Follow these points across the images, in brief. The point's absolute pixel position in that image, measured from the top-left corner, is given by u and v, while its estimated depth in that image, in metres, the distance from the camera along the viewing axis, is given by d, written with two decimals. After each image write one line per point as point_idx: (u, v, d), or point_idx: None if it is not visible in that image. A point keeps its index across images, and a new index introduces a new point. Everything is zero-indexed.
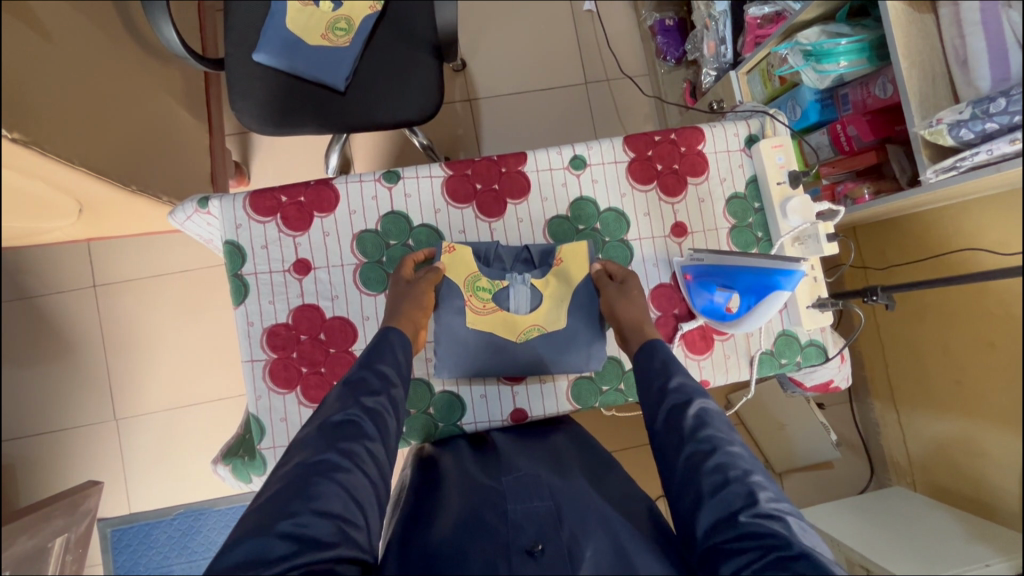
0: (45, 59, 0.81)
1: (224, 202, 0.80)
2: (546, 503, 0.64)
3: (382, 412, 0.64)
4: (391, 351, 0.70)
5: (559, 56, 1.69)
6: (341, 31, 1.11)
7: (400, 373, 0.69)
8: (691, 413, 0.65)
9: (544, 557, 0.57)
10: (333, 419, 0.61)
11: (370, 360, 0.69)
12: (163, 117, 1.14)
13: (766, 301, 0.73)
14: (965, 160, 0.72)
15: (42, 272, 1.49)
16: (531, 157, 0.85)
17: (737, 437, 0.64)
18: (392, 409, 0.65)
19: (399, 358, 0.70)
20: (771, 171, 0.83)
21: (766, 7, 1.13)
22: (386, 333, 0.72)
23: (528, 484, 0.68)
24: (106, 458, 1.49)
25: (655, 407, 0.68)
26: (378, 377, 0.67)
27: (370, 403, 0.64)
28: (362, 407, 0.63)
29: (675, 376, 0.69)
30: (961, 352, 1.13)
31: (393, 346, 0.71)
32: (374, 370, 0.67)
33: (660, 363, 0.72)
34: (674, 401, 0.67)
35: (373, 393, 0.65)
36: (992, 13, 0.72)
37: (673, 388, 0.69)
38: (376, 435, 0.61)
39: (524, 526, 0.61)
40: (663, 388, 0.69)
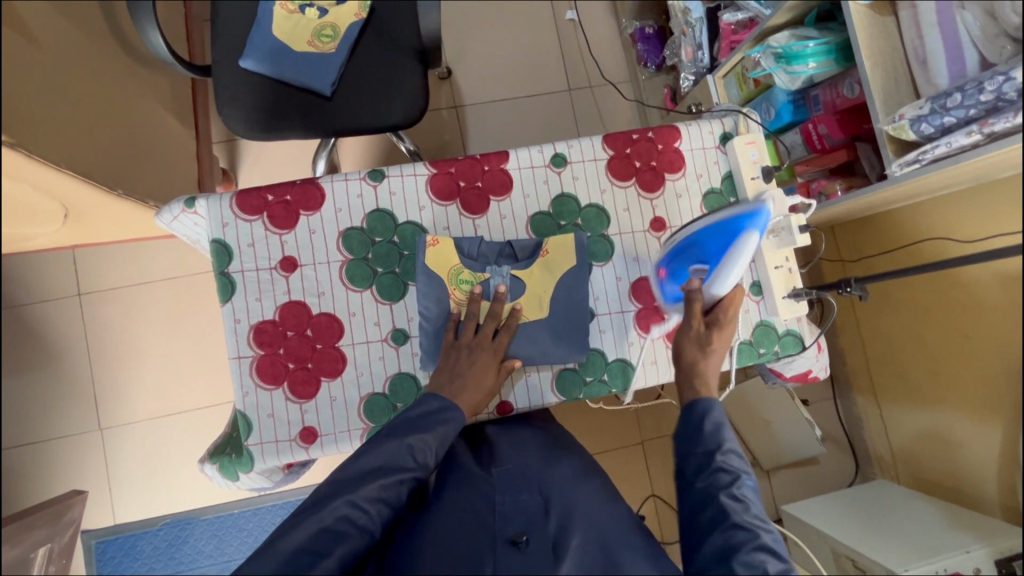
0: (30, 64, 0.82)
1: (211, 203, 0.78)
2: (535, 497, 0.68)
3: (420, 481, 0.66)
4: (447, 426, 0.69)
5: (543, 64, 1.73)
6: (327, 37, 1.13)
7: (437, 455, 0.68)
8: (733, 491, 0.65)
9: (529, 548, 0.61)
10: (370, 476, 0.63)
11: (426, 428, 0.68)
12: (151, 123, 1.15)
13: (730, 257, 0.74)
14: (927, 153, 0.75)
15: (26, 281, 1.49)
16: (513, 155, 0.84)
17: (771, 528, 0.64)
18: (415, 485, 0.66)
19: (449, 436, 0.69)
20: (745, 166, 0.85)
21: (739, 14, 1.17)
22: (449, 412, 0.70)
23: (517, 476, 0.71)
24: (91, 468, 1.48)
25: (697, 470, 0.69)
26: (427, 449, 0.67)
27: (411, 475, 0.65)
28: (390, 482, 0.64)
29: (727, 444, 0.69)
30: (941, 353, 1.16)
31: (438, 424, 0.69)
32: (414, 446, 0.66)
33: (710, 427, 0.71)
34: (720, 475, 0.67)
35: (404, 470, 0.65)
36: (947, 15, 0.76)
37: (718, 459, 0.68)
38: (390, 509, 0.63)
39: (511, 518, 0.65)
40: (709, 454, 0.69)
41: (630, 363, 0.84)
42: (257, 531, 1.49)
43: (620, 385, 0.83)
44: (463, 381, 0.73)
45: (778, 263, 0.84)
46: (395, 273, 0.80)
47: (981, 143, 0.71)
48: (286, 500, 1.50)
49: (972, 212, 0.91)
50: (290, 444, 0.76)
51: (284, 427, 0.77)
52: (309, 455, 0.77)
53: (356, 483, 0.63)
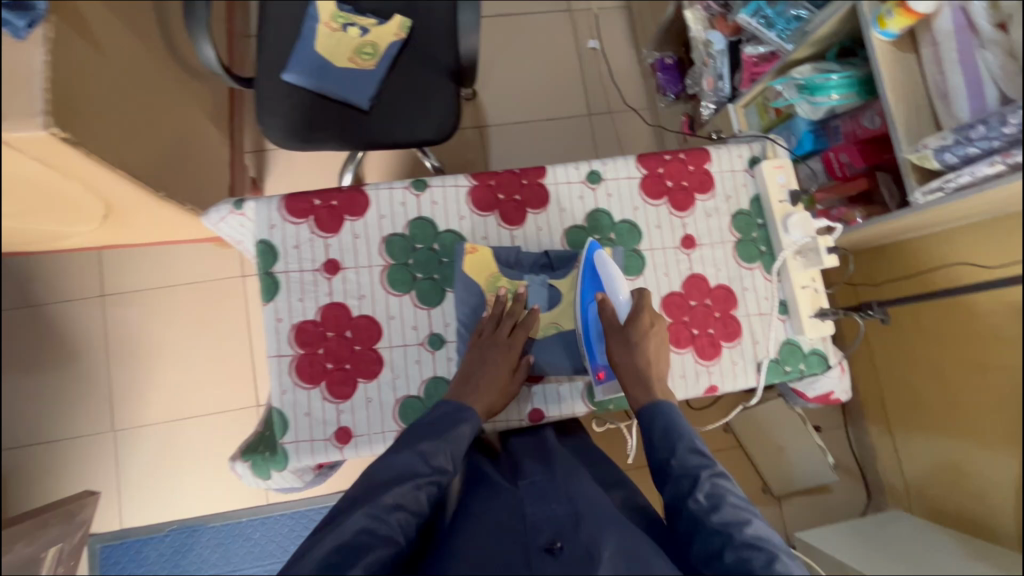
0: (94, 69, 0.86)
1: (260, 205, 0.81)
2: (564, 507, 0.65)
3: (438, 489, 0.65)
4: (459, 428, 0.69)
5: (565, 89, 1.79)
6: (366, 54, 1.18)
7: (453, 461, 0.67)
8: (702, 490, 0.62)
9: (563, 556, 0.58)
10: (388, 483, 0.62)
11: (439, 433, 0.68)
12: (193, 130, 1.19)
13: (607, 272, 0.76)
14: (951, 181, 0.78)
15: (52, 282, 1.52)
16: (550, 171, 0.87)
17: (755, 513, 0.60)
18: (434, 493, 0.64)
19: (462, 438, 0.69)
20: (773, 190, 0.88)
21: (761, 47, 1.23)
22: (463, 411, 0.71)
23: (544, 489, 0.69)
24: (101, 470, 1.47)
25: (665, 483, 0.66)
26: (441, 454, 0.66)
27: (428, 478, 0.64)
28: (409, 487, 0.62)
29: (677, 445, 0.67)
30: (958, 385, 1.18)
31: (451, 427, 0.69)
32: (429, 453, 0.66)
33: (659, 433, 0.69)
34: (680, 479, 0.65)
35: (422, 476, 0.64)
36: (969, 54, 0.80)
37: (676, 463, 0.66)
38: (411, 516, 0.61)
39: (542, 528, 0.63)
40: (666, 462, 0.67)
41: None
42: (263, 540, 1.47)
43: None
44: (477, 383, 0.74)
45: (804, 283, 0.86)
46: (435, 279, 0.82)
47: (1005, 172, 0.74)
48: (295, 510, 1.49)
49: (983, 245, 0.97)
50: (325, 444, 0.77)
51: (319, 426, 0.78)
52: (343, 456, 0.78)
53: (374, 493, 0.61)
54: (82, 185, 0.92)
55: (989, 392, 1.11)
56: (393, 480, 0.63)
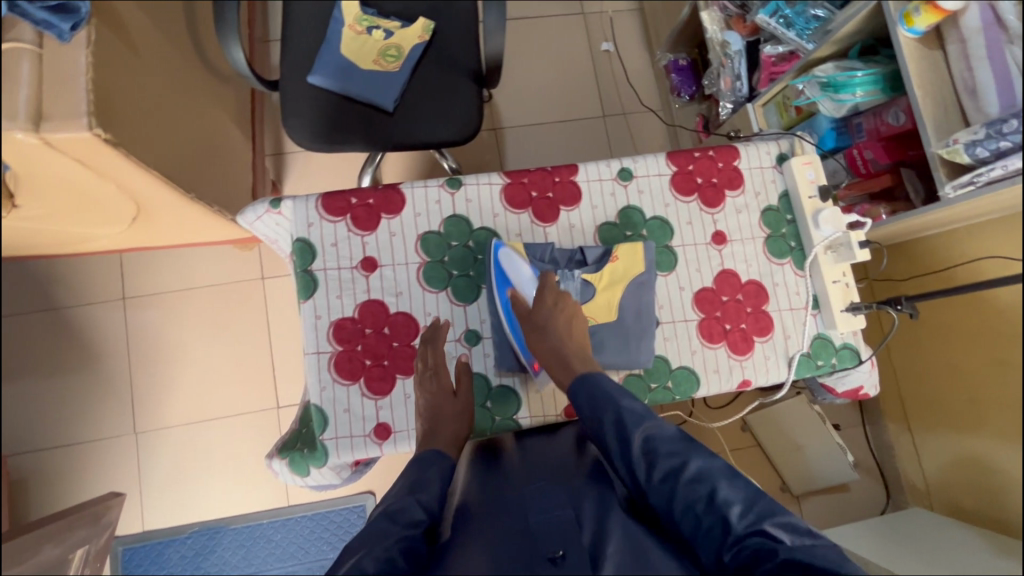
0: (132, 71, 0.87)
1: (298, 203, 0.82)
2: (567, 511, 0.61)
3: (417, 550, 0.57)
4: (428, 473, 0.65)
5: (579, 91, 1.80)
6: (391, 57, 1.19)
7: (433, 505, 0.62)
8: (635, 442, 0.62)
9: (567, 565, 0.53)
10: (368, 554, 0.53)
11: (412, 487, 0.63)
12: (219, 133, 1.20)
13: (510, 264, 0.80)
14: (982, 175, 0.80)
15: (75, 284, 1.53)
16: (582, 168, 0.88)
17: (692, 451, 0.61)
18: (421, 549, 0.57)
19: (435, 479, 0.65)
20: (803, 185, 0.88)
21: (780, 47, 1.24)
22: (428, 453, 0.68)
23: (550, 492, 0.65)
24: (123, 472, 1.48)
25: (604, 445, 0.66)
26: (420, 499, 0.62)
27: (406, 538, 0.57)
28: (394, 538, 0.56)
29: (608, 402, 0.67)
30: (976, 381, 1.19)
31: (427, 471, 0.66)
32: (408, 498, 0.61)
33: (586, 401, 0.69)
34: (616, 439, 0.64)
35: (406, 525, 0.58)
36: (997, 49, 0.82)
37: (605, 425, 0.65)
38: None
39: (546, 535, 0.58)
40: (598, 427, 0.66)
41: (694, 371, 0.85)
42: (285, 542, 1.48)
43: (684, 393, 0.85)
44: (442, 422, 0.73)
45: (835, 278, 0.86)
46: (470, 276, 0.83)
47: None
48: (315, 511, 1.49)
49: (1005, 240, 0.98)
50: (365, 440, 0.78)
51: (359, 422, 0.78)
52: (382, 452, 0.78)
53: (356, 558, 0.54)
54: (116, 186, 0.93)
55: (1008, 388, 1.11)
56: (372, 535, 0.56)
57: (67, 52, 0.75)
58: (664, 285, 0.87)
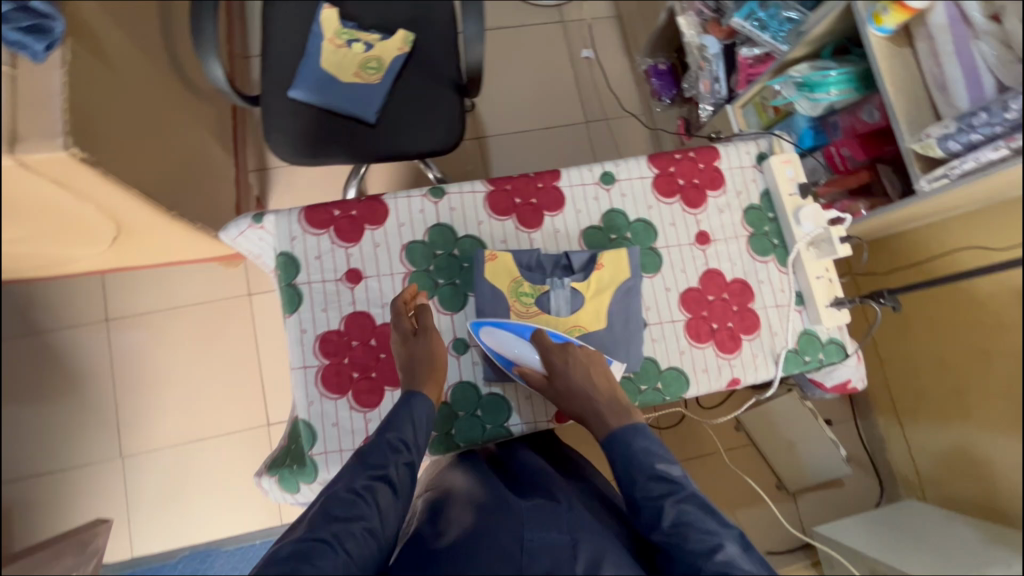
0: (108, 89, 0.86)
1: (280, 217, 0.81)
2: (564, 536, 0.60)
3: (390, 483, 0.62)
4: (403, 412, 0.69)
5: (561, 98, 1.82)
6: (372, 69, 1.19)
7: (410, 442, 0.67)
8: (666, 516, 0.60)
9: None
10: (333, 497, 0.59)
11: (380, 431, 0.67)
12: (200, 150, 1.19)
13: (500, 341, 0.78)
14: (955, 168, 0.81)
15: (57, 307, 1.50)
16: (564, 173, 0.88)
17: (728, 534, 0.59)
18: (394, 484, 0.62)
19: (413, 418, 0.69)
20: (783, 184, 0.90)
21: (756, 49, 1.27)
22: (408, 397, 0.71)
23: (549, 513, 0.64)
24: (111, 498, 1.44)
25: (636, 514, 0.63)
26: (397, 438, 0.66)
27: (372, 479, 0.62)
28: (366, 480, 0.61)
29: (644, 467, 0.65)
30: (964, 371, 1.20)
31: (410, 409, 0.70)
32: (383, 439, 0.66)
33: (620, 462, 0.67)
34: (650, 510, 0.62)
35: (378, 466, 0.63)
36: (964, 45, 0.83)
37: (640, 495, 0.63)
38: (372, 514, 0.58)
39: (538, 556, 0.58)
40: (631, 495, 0.64)
41: (683, 371, 0.85)
42: None
43: (674, 394, 0.84)
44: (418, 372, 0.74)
45: (819, 273, 0.87)
46: (457, 284, 0.83)
47: (1008, 156, 0.76)
48: None
49: (986, 230, 1.01)
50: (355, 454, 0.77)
51: (348, 436, 0.77)
52: None
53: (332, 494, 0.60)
54: (95, 207, 0.92)
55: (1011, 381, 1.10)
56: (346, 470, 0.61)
57: (40, 72, 0.74)
58: (652, 285, 0.87)
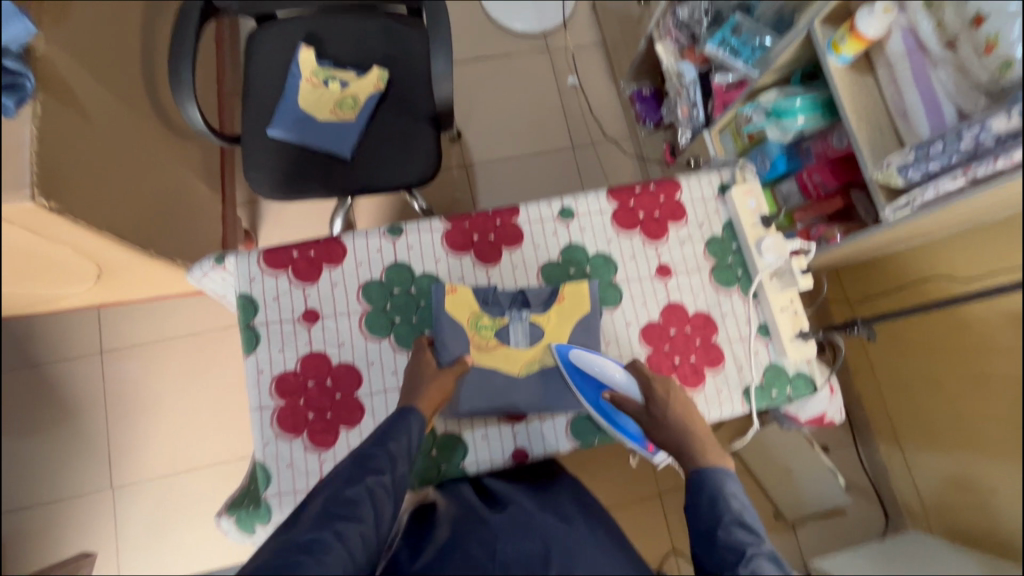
0: (81, 137, 0.90)
1: (241, 259, 0.82)
2: (535, 545, 0.68)
3: (385, 491, 0.65)
4: (403, 425, 0.70)
5: (547, 124, 1.84)
6: (347, 107, 1.22)
7: (407, 453, 0.69)
8: (745, 562, 0.58)
9: None
10: (333, 498, 0.62)
11: (382, 439, 0.69)
12: (182, 188, 1.23)
13: (589, 365, 0.78)
14: (916, 198, 0.79)
15: (54, 341, 1.54)
16: (523, 210, 0.89)
17: None
18: (391, 491, 0.65)
19: (412, 433, 0.70)
20: (745, 214, 0.88)
21: (729, 76, 1.27)
22: (406, 412, 0.72)
23: (521, 525, 0.71)
24: (100, 529, 1.46)
25: (709, 555, 0.62)
26: (397, 447, 0.68)
27: (371, 484, 0.64)
28: (368, 485, 0.63)
29: (728, 510, 0.64)
30: (963, 393, 1.16)
31: (408, 424, 0.71)
32: (384, 448, 0.68)
33: (706, 500, 0.66)
34: (728, 553, 0.60)
35: (378, 472, 0.65)
36: (922, 74, 0.82)
37: (721, 535, 0.62)
38: (368, 518, 0.61)
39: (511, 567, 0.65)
40: (711, 534, 0.63)
41: None
42: None
43: None
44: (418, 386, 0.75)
45: (783, 306, 0.86)
46: (413, 322, 0.83)
47: (967, 186, 0.74)
48: None
49: (972, 254, 1.01)
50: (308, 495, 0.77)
51: (302, 477, 0.77)
52: None
53: (335, 493, 0.62)
54: (72, 250, 0.96)
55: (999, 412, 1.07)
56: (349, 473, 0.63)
57: (13, 126, 0.77)
58: (613, 319, 0.86)
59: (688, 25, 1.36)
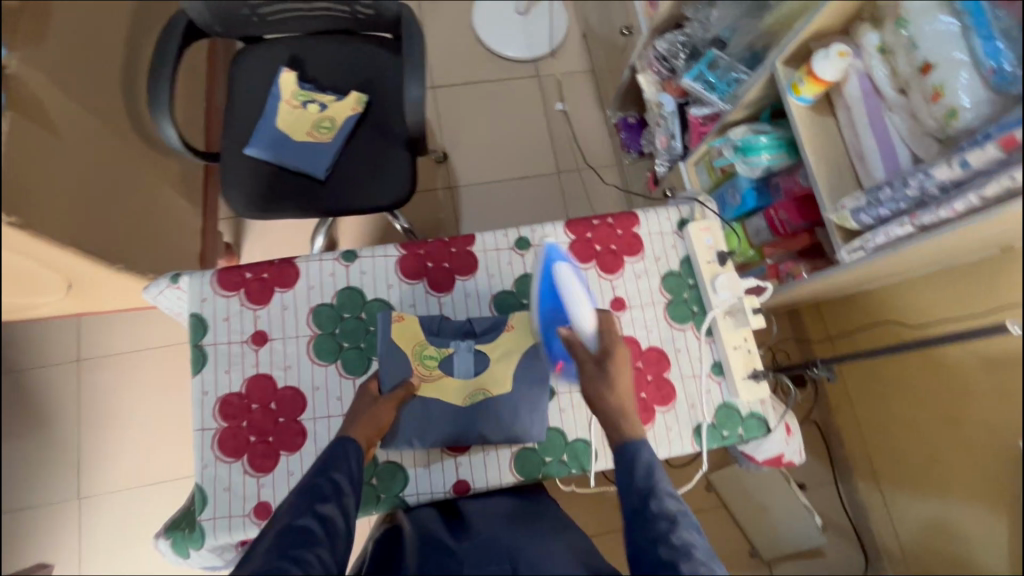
0: (48, 152, 0.92)
1: (194, 279, 0.83)
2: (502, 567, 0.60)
3: (336, 518, 0.60)
4: (343, 451, 0.67)
5: (534, 149, 1.86)
6: (324, 128, 1.23)
7: (354, 479, 0.65)
8: (680, 535, 0.55)
9: None
10: (283, 533, 0.57)
11: (325, 468, 0.65)
12: (158, 203, 1.25)
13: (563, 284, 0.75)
14: (869, 241, 0.79)
15: (32, 348, 1.56)
16: (479, 238, 0.89)
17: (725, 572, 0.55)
18: (344, 517, 0.61)
19: (355, 455, 0.67)
20: (701, 251, 0.88)
21: (705, 109, 1.26)
22: (343, 442, 0.68)
23: (490, 551, 0.64)
24: (64, 540, 1.45)
25: (635, 523, 0.58)
26: (343, 473, 0.64)
27: (320, 512, 0.60)
28: (319, 513, 0.59)
29: (660, 483, 0.60)
30: (933, 432, 1.11)
31: (347, 450, 0.67)
32: (328, 477, 0.64)
33: (635, 471, 0.61)
34: (659, 524, 0.56)
35: (325, 499, 0.61)
36: (877, 117, 0.83)
37: (654, 503, 0.58)
38: (325, 544, 0.57)
39: None
40: (640, 506, 0.59)
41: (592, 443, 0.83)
42: None
43: (580, 466, 0.83)
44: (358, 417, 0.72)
45: (736, 343, 0.85)
46: (361, 347, 0.83)
47: (916, 232, 0.74)
48: None
49: (938, 295, 0.98)
50: (244, 521, 0.76)
51: (239, 501, 0.77)
52: None
53: (284, 529, 0.57)
54: (37, 262, 0.97)
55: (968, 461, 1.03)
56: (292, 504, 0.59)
57: None
58: None
59: (667, 58, 1.36)
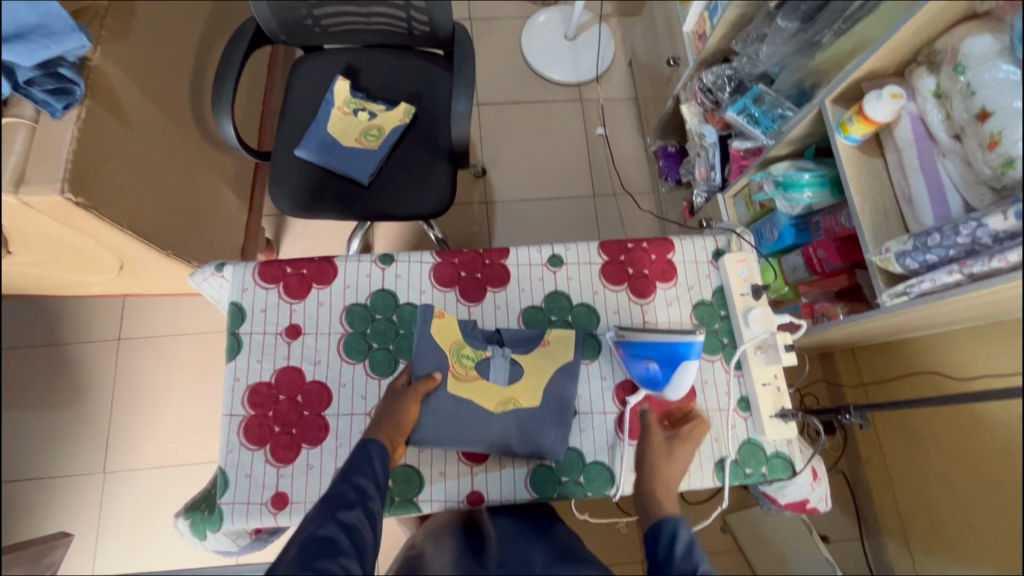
0: (119, 141, 0.98)
1: (238, 269, 0.87)
2: None
3: (358, 526, 0.63)
4: (365, 458, 0.70)
5: (571, 171, 1.88)
6: (372, 136, 1.28)
7: (377, 485, 0.68)
8: None
9: None
10: (309, 540, 0.60)
11: (347, 474, 0.68)
12: (211, 196, 1.31)
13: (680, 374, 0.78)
14: (914, 287, 0.76)
15: (78, 324, 1.63)
16: (513, 252, 0.90)
17: None
18: (367, 524, 0.64)
19: (379, 460, 0.70)
20: (735, 282, 0.87)
21: (747, 142, 1.26)
22: (366, 443, 0.71)
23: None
24: (86, 511, 1.50)
25: None
26: (366, 480, 0.68)
27: (344, 519, 0.63)
28: (342, 522, 0.63)
29: (699, 562, 0.63)
30: (966, 491, 1.03)
31: (370, 455, 0.70)
32: (350, 483, 0.67)
33: (674, 547, 0.66)
34: None
35: (348, 508, 0.64)
36: (929, 161, 0.81)
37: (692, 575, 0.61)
38: (351, 552, 0.60)
39: None
40: None
41: (609, 468, 0.82)
42: None
43: (596, 489, 0.81)
44: (384, 423, 0.74)
45: (765, 380, 0.83)
46: (389, 349, 0.84)
47: (965, 282, 0.71)
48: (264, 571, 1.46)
49: (968, 350, 0.95)
50: (260, 508, 0.78)
51: (258, 489, 0.78)
52: (277, 522, 0.78)
53: (309, 537, 0.61)
54: (96, 242, 1.03)
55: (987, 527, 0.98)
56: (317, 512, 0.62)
57: (56, 127, 0.86)
58: (589, 371, 0.86)
59: (711, 90, 1.36)
